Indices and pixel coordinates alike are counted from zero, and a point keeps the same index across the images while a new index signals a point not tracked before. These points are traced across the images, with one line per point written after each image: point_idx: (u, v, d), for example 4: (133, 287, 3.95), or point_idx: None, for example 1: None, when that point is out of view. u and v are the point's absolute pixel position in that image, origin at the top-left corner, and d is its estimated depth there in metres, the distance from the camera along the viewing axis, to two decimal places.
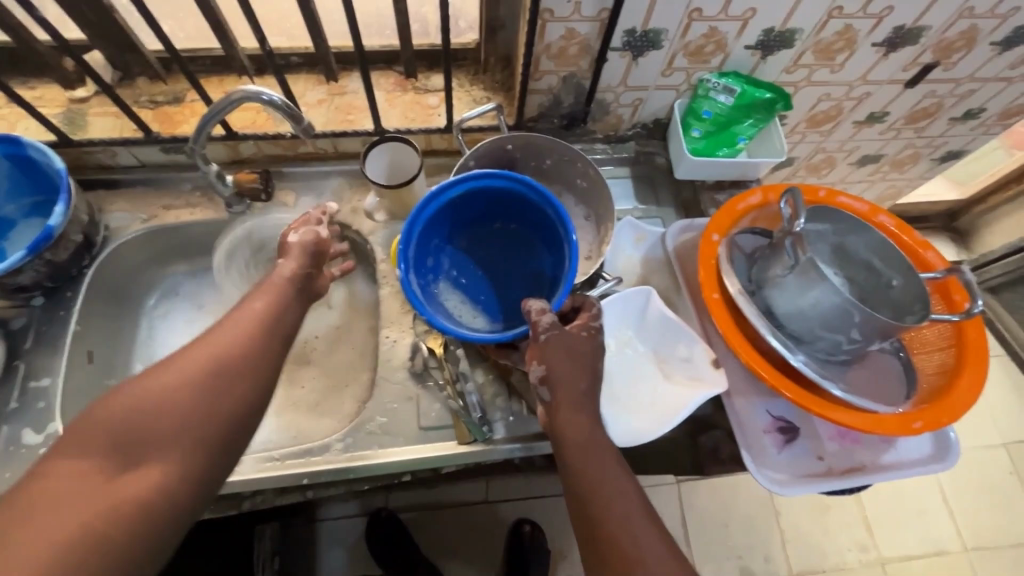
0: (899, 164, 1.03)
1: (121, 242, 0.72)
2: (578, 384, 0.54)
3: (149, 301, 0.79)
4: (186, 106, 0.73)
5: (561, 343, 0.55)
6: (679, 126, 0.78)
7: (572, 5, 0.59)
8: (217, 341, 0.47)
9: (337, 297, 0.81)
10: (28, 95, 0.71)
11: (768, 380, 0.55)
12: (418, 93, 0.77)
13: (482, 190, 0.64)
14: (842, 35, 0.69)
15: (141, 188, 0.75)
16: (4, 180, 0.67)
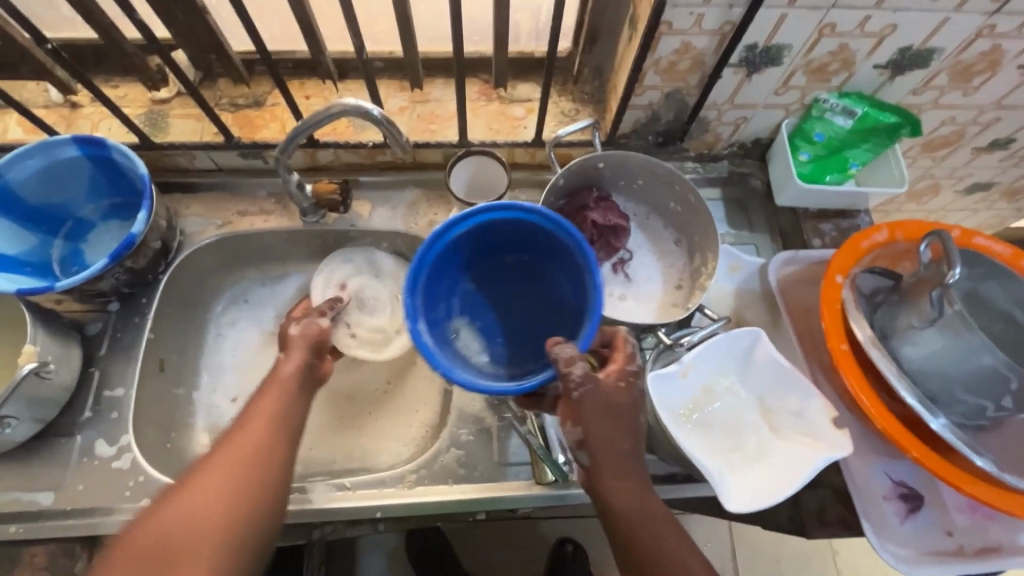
0: (1011, 194, 0.94)
1: (196, 247, 0.70)
2: (620, 445, 0.48)
3: (217, 308, 0.76)
4: (266, 110, 0.70)
5: (596, 400, 0.47)
6: (786, 148, 0.71)
7: (693, 18, 0.54)
8: (255, 416, 0.48)
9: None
10: (112, 94, 0.70)
11: (903, 446, 0.49)
12: (503, 104, 0.73)
13: (493, 223, 0.56)
14: (987, 56, 0.61)
15: (217, 193, 0.73)
16: (86, 181, 0.66)
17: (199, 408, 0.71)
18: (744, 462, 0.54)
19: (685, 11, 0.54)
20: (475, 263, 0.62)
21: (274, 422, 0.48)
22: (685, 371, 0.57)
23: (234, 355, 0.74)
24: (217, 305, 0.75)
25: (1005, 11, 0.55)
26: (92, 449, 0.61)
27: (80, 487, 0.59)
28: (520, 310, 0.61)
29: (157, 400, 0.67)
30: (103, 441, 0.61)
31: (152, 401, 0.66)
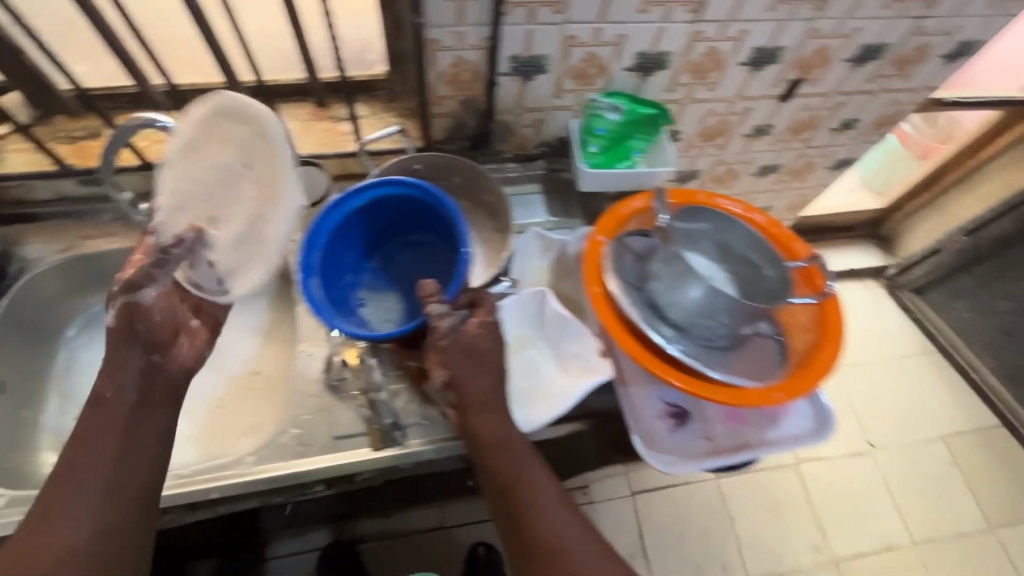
0: (798, 173, 1.13)
1: (38, 272, 0.74)
2: (488, 381, 0.61)
3: (68, 333, 0.80)
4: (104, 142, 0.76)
5: (457, 347, 0.60)
6: (578, 144, 0.84)
7: (455, 35, 0.66)
8: (83, 465, 0.52)
9: (259, 317, 0.83)
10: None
11: (645, 365, 0.60)
12: (332, 122, 0.82)
13: (386, 199, 0.69)
14: (709, 56, 0.77)
15: (60, 221, 0.77)
16: None
17: (47, 428, 0.73)
18: (535, 397, 0.64)
19: (446, 31, 0.65)
20: (381, 239, 0.75)
21: (108, 470, 0.52)
22: None
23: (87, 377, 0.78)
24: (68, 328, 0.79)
25: (703, 20, 0.71)
26: None
27: None
28: (418, 274, 0.75)
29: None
30: None
31: None
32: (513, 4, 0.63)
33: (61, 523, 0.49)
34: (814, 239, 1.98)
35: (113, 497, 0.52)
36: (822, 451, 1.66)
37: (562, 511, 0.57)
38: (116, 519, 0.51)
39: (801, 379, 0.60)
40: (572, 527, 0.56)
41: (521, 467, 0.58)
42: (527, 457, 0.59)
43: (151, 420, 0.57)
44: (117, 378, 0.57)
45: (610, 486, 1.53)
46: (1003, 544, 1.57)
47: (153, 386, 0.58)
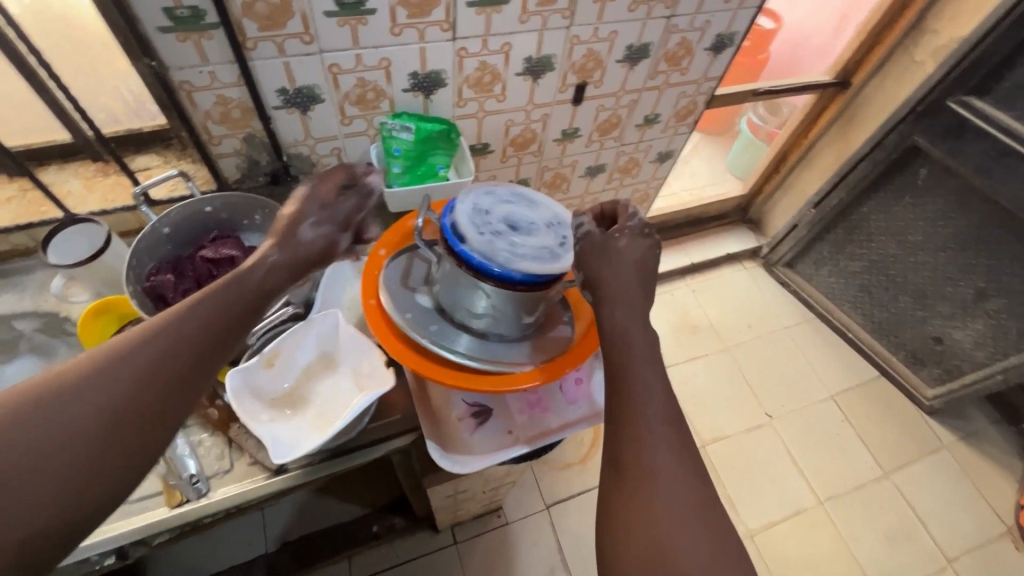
0: (626, 170, 1.20)
1: None
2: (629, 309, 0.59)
3: None
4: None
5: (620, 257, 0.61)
6: (382, 167, 0.84)
7: (207, 75, 0.67)
8: (201, 319, 0.47)
9: None
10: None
11: (420, 369, 0.61)
12: (119, 176, 0.80)
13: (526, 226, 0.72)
14: (483, 70, 0.81)
15: None
16: None
17: None
18: (330, 423, 0.63)
19: (195, 71, 0.66)
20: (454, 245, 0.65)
21: (212, 337, 0.47)
22: (270, 359, 0.64)
23: None
24: None
25: (460, 37, 0.75)
26: None
27: None
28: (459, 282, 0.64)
29: None
30: None
31: None
32: (254, 39, 0.65)
33: (97, 398, 0.39)
34: (692, 231, 2.10)
35: (211, 361, 0.46)
36: (727, 430, 1.72)
37: (668, 436, 0.52)
38: (197, 386, 0.45)
39: (566, 358, 0.64)
40: (673, 458, 0.51)
41: (643, 376, 0.55)
42: (658, 376, 0.55)
43: (208, 383, 0.46)
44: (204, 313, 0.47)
45: (524, 503, 1.51)
46: (898, 487, 1.67)
47: (235, 331, 0.49)
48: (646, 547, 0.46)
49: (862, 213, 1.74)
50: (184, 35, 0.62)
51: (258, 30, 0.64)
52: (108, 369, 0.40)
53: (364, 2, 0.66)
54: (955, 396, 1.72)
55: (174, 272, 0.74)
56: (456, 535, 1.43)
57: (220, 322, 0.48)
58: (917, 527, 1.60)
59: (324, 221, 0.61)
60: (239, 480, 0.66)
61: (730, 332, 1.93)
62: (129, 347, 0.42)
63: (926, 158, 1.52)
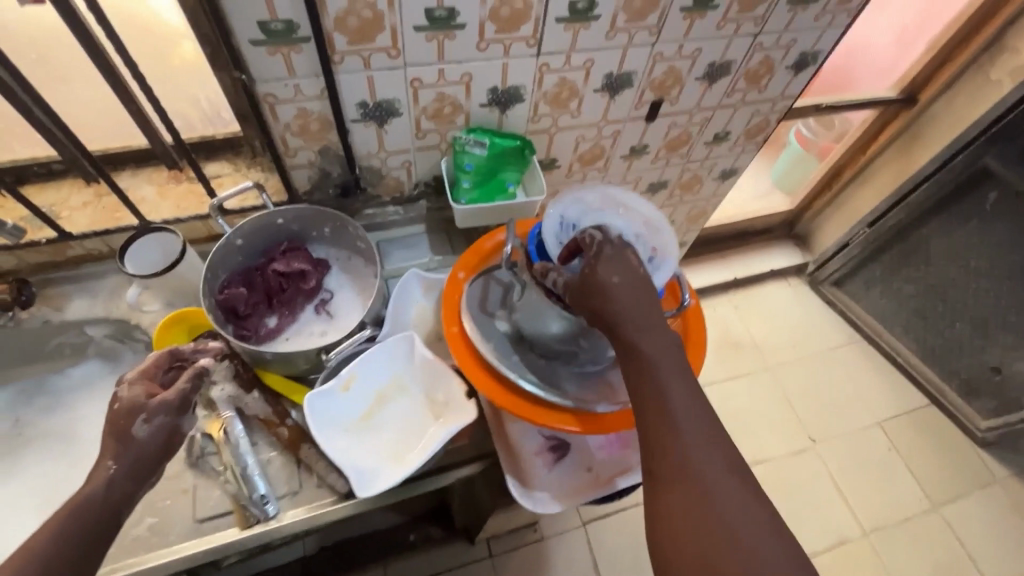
0: (688, 186, 1.16)
1: None
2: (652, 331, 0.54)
3: None
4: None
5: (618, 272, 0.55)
6: (451, 180, 0.82)
7: (291, 87, 0.65)
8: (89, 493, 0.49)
9: None
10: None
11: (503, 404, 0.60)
12: (191, 183, 0.79)
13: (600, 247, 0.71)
14: (562, 86, 0.79)
15: None
16: None
17: None
18: (406, 455, 0.61)
19: (280, 84, 0.64)
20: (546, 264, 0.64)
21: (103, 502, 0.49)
22: (348, 382, 0.62)
23: None
24: None
25: (545, 52, 0.72)
26: None
27: None
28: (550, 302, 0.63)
29: None
30: None
31: None
32: (342, 53, 0.63)
33: None
34: (736, 245, 2.05)
35: (105, 522, 0.49)
36: (769, 453, 1.67)
37: (700, 425, 0.50)
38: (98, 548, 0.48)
39: None
40: (721, 475, 0.48)
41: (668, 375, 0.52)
42: (685, 378, 0.53)
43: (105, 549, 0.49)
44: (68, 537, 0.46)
45: (560, 519, 1.48)
46: (948, 522, 1.60)
47: (130, 489, 0.51)
48: (697, 550, 0.45)
49: (921, 235, 1.67)
50: (275, 48, 0.60)
51: (347, 44, 0.62)
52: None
53: (455, 16, 0.64)
54: (1011, 429, 1.64)
55: (246, 285, 0.73)
56: (492, 548, 1.41)
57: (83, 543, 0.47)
58: (967, 565, 1.54)
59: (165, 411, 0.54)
60: (309, 503, 0.65)
61: (773, 351, 1.88)
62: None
63: (996, 182, 1.45)
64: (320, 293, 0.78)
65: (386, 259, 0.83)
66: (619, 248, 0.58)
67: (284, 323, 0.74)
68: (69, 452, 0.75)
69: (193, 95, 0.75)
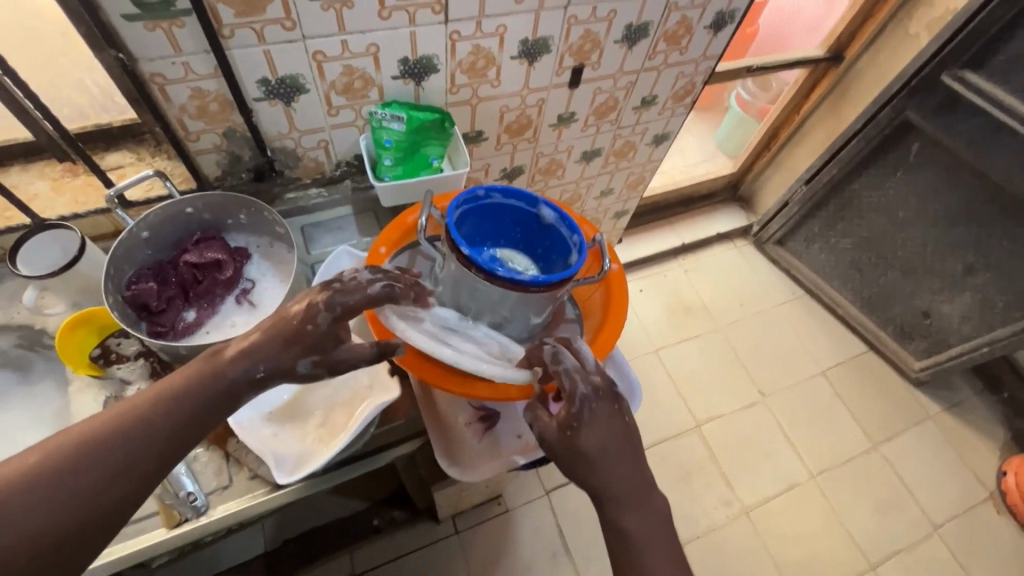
0: (622, 153, 1.17)
1: None
2: (606, 439, 0.54)
3: None
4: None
5: (600, 416, 0.54)
6: (372, 159, 0.79)
7: (181, 65, 0.61)
8: (180, 395, 0.49)
9: (23, 412, 0.73)
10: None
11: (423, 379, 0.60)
12: (89, 176, 0.75)
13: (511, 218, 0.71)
14: (477, 54, 0.77)
15: None
16: None
17: None
18: (334, 434, 0.61)
19: (167, 62, 0.61)
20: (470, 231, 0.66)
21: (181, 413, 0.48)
22: None
23: None
24: None
25: (453, 19, 0.70)
26: None
27: None
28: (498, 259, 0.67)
29: None
30: None
31: None
32: (231, 26, 0.60)
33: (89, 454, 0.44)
34: (683, 211, 2.09)
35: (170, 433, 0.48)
36: (723, 410, 1.74)
37: (641, 520, 0.54)
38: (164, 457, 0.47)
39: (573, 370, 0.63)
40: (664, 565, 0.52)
41: (623, 514, 0.54)
42: (632, 477, 0.55)
43: (170, 453, 0.47)
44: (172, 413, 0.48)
45: (524, 490, 1.51)
46: (887, 458, 1.71)
47: (204, 411, 0.49)
48: None
49: (854, 189, 1.74)
50: (154, 24, 0.56)
51: (234, 16, 0.59)
52: (51, 490, 0.42)
53: None
54: (941, 369, 1.75)
55: (158, 280, 0.70)
56: (458, 524, 1.43)
57: (181, 428, 0.48)
58: (905, 496, 1.65)
59: (324, 361, 0.53)
60: (239, 497, 0.63)
61: (722, 312, 1.94)
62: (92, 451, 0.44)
63: (919, 134, 1.52)
64: (240, 284, 0.75)
65: (312, 244, 0.80)
66: (601, 403, 0.55)
67: (204, 316, 0.71)
68: None
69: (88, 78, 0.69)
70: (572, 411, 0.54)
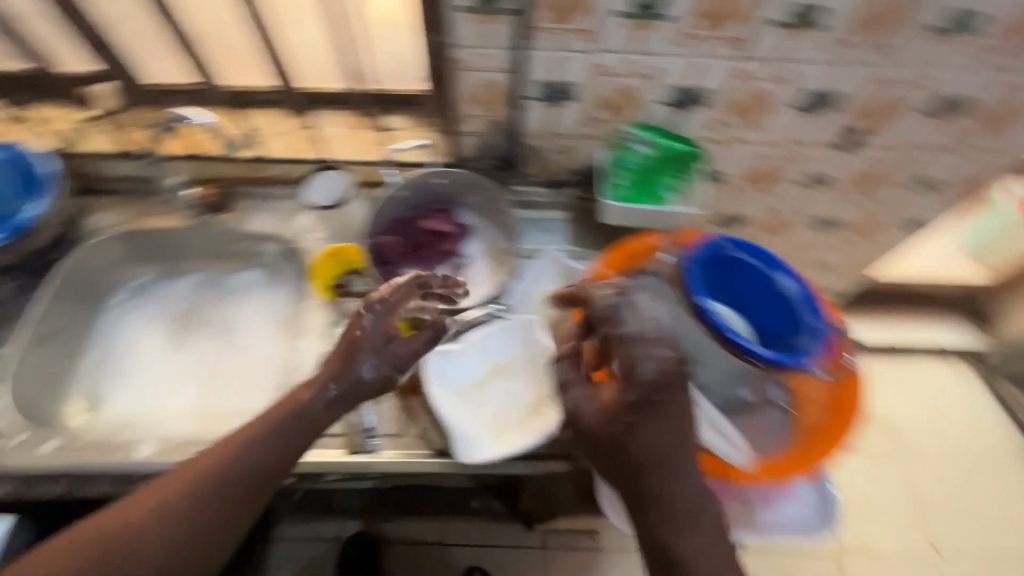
0: (865, 232, 1.03)
1: (101, 239, 0.85)
2: (731, 447, 0.53)
3: (120, 296, 0.91)
4: (174, 131, 0.86)
5: (727, 426, 0.53)
6: (604, 174, 0.78)
7: (488, 55, 0.68)
8: (276, 415, 0.58)
9: (274, 307, 0.89)
10: (47, 112, 0.87)
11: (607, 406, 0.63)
12: (373, 132, 0.86)
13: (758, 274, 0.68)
14: (754, 97, 0.74)
15: (135, 194, 0.89)
16: (23, 176, 0.78)
17: (85, 379, 0.83)
18: (509, 426, 0.66)
19: (478, 52, 0.67)
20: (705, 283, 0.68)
21: (277, 429, 0.58)
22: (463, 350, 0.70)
23: (118, 339, 0.87)
24: (113, 291, 0.90)
25: (744, 56, 0.68)
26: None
27: None
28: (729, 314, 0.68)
29: (44, 365, 0.79)
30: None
31: (38, 366, 0.78)
32: (545, 30, 0.65)
33: (205, 474, 0.55)
34: (914, 297, 1.67)
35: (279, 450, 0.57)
36: (883, 569, 1.30)
37: None
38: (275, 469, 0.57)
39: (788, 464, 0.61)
40: None
41: (678, 530, 0.53)
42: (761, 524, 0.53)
43: (276, 463, 0.57)
44: (228, 444, 0.57)
45: (620, 539, 1.42)
46: None
47: (299, 425, 0.59)
48: None
49: None
50: (487, 18, 0.64)
51: (552, 22, 0.64)
52: (179, 506, 0.53)
53: (660, 6, 0.62)
54: None
55: (398, 235, 0.79)
56: (546, 540, 1.41)
57: (258, 457, 0.56)
58: None
59: (385, 361, 0.62)
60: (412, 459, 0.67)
61: (919, 445, 1.45)
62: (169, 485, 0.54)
63: None
64: (456, 257, 0.80)
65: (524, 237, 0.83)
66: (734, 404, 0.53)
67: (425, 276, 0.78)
68: (230, 341, 0.87)
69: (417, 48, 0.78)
70: (631, 398, 0.53)
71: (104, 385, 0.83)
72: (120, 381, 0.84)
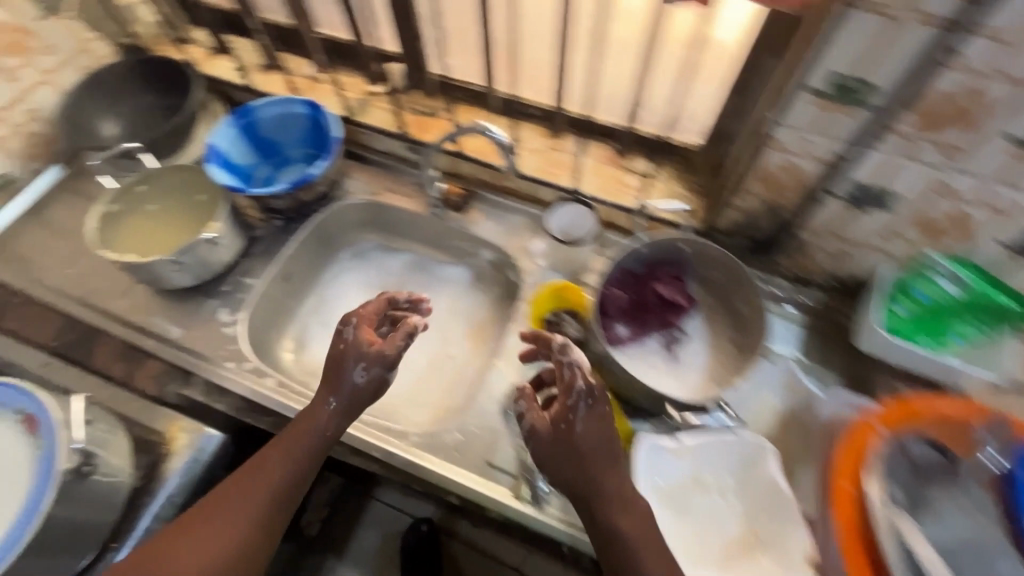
0: None
1: (345, 204, 0.93)
2: (599, 459, 0.56)
3: (344, 255, 0.99)
4: (388, 102, 0.94)
5: (593, 425, 0.57)
6: (880, 293, 0.71)
7: None
8: (306, 427, 0.64)
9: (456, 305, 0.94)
10: (292, 60, 0.98)
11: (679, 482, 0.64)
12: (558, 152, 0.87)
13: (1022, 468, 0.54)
14: (953, 219, 0.62)
15: (376, 169, 0.96)
16: (303, 132, 0.94)
17: (295, 324, 0.92)
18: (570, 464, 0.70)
19: None
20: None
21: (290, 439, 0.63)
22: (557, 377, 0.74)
23: (338, 299, 0.95)
24: (339, 250, 0.98)
25: (958, 169, 0.56)
26: (216, 313, 0.82)
27: (190, 327, 0.81)
28: None
29: (272, 306, 0.88)
30: (227, 309, 0.82)
31: (267, 309, 0.87)
32: None
33: (250, 481, 0.60)
34: None
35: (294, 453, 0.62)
36: None
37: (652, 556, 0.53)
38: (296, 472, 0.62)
39: None
40: None
41: (614, 516, 0.55)
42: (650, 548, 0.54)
43: (290, 472, 0.62)
44: (303, 451, 0.63)
45: None
46: None
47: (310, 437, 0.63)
48: None
49: None
50: None
51: None
52: (240, 512, 0.58)
53: (864, 91, 0.54)
54: None
55: (629, 293, 0.76)
56: None
57: (300, 466, 0.62)
58: None
59: (373, 362, 0.66)
60: (479, 445, 0.72)
61: None
62: (258, 485, 0.60)
63: None
64: (674, 330, 0.77)
65: None
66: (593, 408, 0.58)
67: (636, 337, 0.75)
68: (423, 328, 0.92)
69: (616, 77, 0.75)
70: (568, 404, 0.57)
71: (312, 332, 0.91)
72: (323, 331, 0.92)
